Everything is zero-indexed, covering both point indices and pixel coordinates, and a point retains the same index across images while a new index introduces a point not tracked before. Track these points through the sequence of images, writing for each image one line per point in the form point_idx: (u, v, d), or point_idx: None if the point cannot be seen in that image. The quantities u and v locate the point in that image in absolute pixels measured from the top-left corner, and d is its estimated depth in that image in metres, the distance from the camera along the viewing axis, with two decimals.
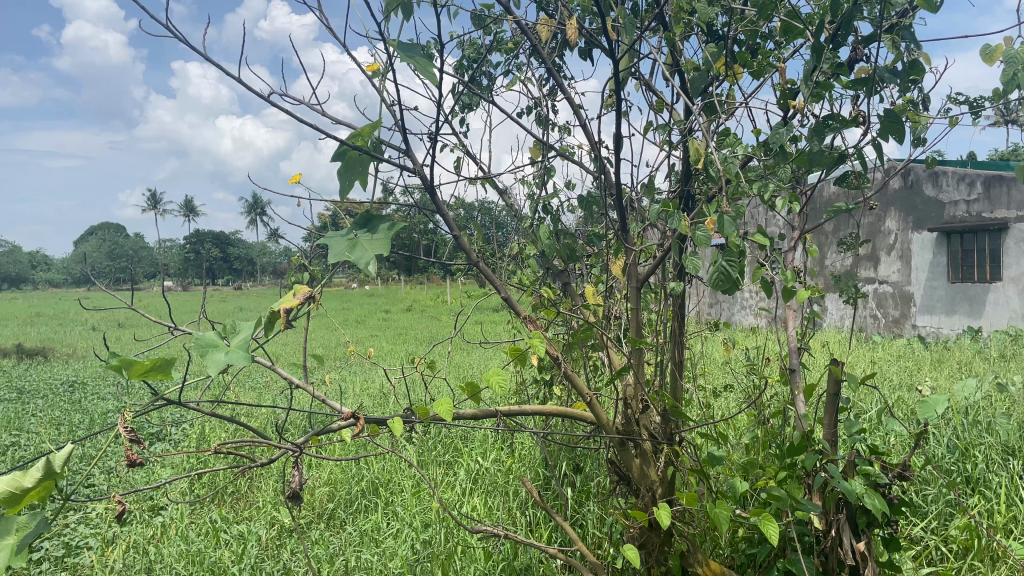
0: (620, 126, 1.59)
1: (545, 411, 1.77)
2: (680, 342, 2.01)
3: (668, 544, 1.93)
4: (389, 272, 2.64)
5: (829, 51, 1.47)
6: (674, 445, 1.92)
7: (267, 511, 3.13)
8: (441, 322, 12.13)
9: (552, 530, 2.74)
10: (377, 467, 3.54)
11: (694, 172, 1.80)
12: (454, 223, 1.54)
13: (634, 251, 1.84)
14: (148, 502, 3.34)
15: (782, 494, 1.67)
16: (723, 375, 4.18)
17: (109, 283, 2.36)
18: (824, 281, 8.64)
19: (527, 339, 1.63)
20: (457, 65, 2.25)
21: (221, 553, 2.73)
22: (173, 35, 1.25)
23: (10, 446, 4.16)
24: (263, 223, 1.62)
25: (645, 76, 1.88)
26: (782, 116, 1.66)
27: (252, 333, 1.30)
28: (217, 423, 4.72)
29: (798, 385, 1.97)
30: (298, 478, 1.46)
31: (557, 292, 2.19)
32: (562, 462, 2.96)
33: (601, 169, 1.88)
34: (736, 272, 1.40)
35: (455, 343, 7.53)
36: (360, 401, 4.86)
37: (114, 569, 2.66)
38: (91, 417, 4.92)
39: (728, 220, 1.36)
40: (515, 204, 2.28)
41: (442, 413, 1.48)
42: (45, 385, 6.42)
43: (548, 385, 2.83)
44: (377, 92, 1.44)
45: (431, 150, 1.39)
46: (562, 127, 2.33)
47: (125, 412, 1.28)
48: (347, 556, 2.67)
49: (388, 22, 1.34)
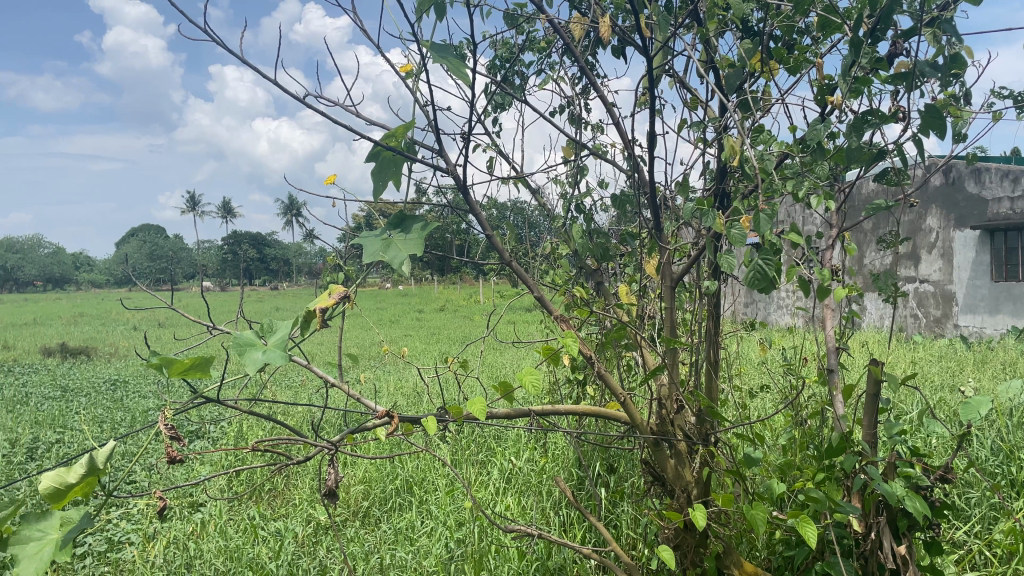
0: (653, 124, 1.58)
1: (579, 411, 1.76)
2: (715, 342, 1.99)
3: (704, 545, 1.92)
4: (422, 271, 2.66)
5: (868, 45, 1.44)
6: (710, 445, 1.90)
7: (304, 508, 3.18)
8: (473, 322, 12.20)
9: (586, 530, 2.73)
10: (411, 466, 3.56)
11: (729, 169, 1.78)
12: (487, 223, 1.53)
13: (668, 250, 1.82)
14: (188, 499, 3.40)
15: (820, 497, 1.65)
16: (758, 375, 4.15)
17: (150, 282, 2.39)
18: (863, 281, 8.48)
19: (560, 338, 1.63)
20: (489, 65, 2.25)
21: (259, 549, 2.75)
22: (211, 39, 1.34)
23: (55, 443, 4.26)
24: (299, 224, 1.64)
25: (678, 73, 1.86)
26: (819, 112, 1.63)
27: (289, 332, 1.31)
28: (254, 421, 4.79)
29: (836, 385, 1.93)
30: (333, 476, 1.47)
31: (591, 291, 2.18)
32: (596, 463, 2.95)
33: (634, 167, 1.87)
34: (773, 271, 1.37)
35: (488, 343, 7.57)
36: (394, 401, 4.90)
37: (156, 563, 2.72)
38: (132, 415, 5.02)
39: (764, 218, 1.34)
40: (548, 203, 2.28)
41: (476, 412, 1.47)
42: (90, 384, 6.56)
43: (581, 385, 2.82)
44: (410, 93, 1.45)
45: (463, 149, 1.39)
46: (596, 126, 2.31)
47: (166, 410, 1.30)
48: (382, 554, 2.68)
49: (421, 24, 1.35)
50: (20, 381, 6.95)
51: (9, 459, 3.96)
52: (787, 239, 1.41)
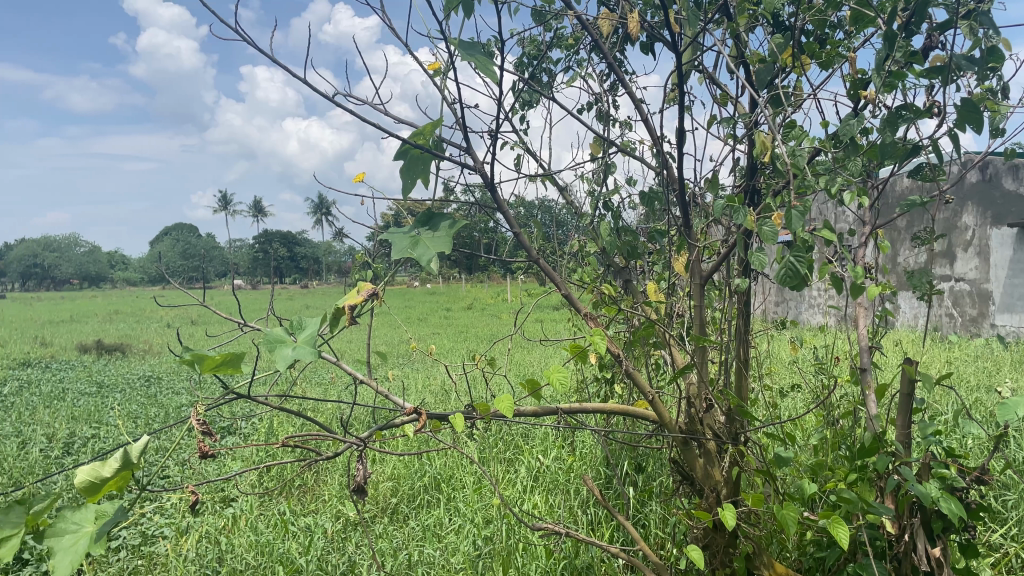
0: (682, 120, 1.56)
1: (607, 409, 1.75)
2: (745, 340, 1.96)
3: (733, 546, 1.90)
4: (450, 269, 2.67)
5: (903, 38, 1.41)
6: (739, 445, 1.88)
7: (333, 504, 3.21)
8: (501, 320, 12.22)
9: (613, 529, 2.73)
10: (439, 463, 3.57)
11: (759, 165, 1.76)
12: (515, 221, 1.53)
13: (697, 247, 1.80)
14: (220, 494, 3.45)
15: (852, 497, 1.62)
16: (790, 375, 4.10)
17: (181, 281, 2.42)
18: (897, 280, 8.34)
19: (588, 336, 1.62)
20: (517, 62, 2.24)
21: (290, 544, 2.78)
22: (242, 39, 1.31)
23: (90, 438, 4.34)
24: (329, 223, 1.65)
25: (708, 69, 1.85)
26: (852, 107, 1.61)
27: (318, 328, 1.32)
28: (284, 417, 4.84)
29: (869, 385, 1.90)
30: (361, 472, 1.48)
31: (619, 289, 2.17)
32: (624, 462, 2.93)
33: (663, 163, 1.85)
34: (806, 269, 1.35)
35: (516, 341, 7.58)
36: (422, 398, 4.92)
37: (188, 557, 2.76)
38: (166, 411, 5.10)
39: (796, 214, 1.33)
40: (576, 201, 2.27)
41: (504, 410, 1.47)
42: (124, 380, 6.68)
43: (609, 383, 2.81)
44: (438, 91, 1.46)
45: (491, 147, 1.39)
46: (624, 122, 2.30)
47: (198, 406, 1.31)
48: (411, 551, 2.69)
49: (449, 22, 1.35)
50: (57, 377, 7.11)
51: (46, 454, 4.05)
52: (819, 236, 1.39)
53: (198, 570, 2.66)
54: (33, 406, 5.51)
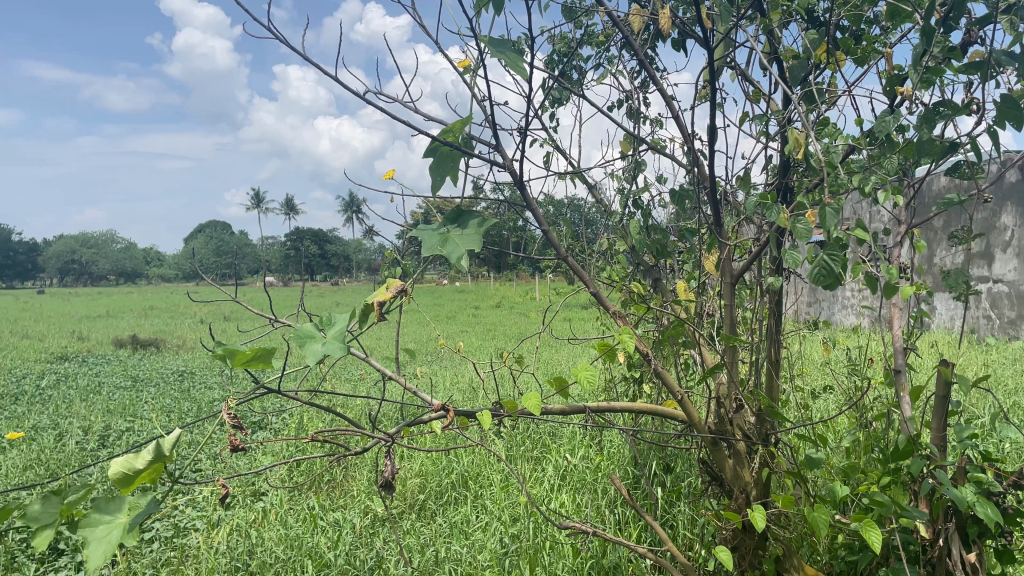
0: (714, 118, 1.54)
1: (635, 409, 1.74)
2: (776, 340, 1.94)
3: (763, 548, 1.88)
4: (478, 267, 2.67)
5: (940, 34, 1.38)
6: (770, 446, 1.86)
7: (362, 500, 3.23)
8: (529, 318, 12.21)
9: (641, 529, 2.71)
10: (467, 460, 3.58)
11: (792, 163, 1.74)
12: (543, 219, 1.52)
13: (728, 246, 1.78)
14: (251, 488, 3.49)
15: (885, 501, 1.59)
16: (822, 376, 4.04)
17: (216, 278, 2.44)
18: (933, 280, 8.18)
19: (617, 335, 1.61)
20: (548, 60, 2.23)
21: (318, 539, 2.81)
22: (273, 36, 1.32)
23: (125, 431, 4.42)
24: (359, 220, 1.66)
25: (740, 66, 1.82)
26: (888, 104, 1.58)
27: (348, 324, 1.33)
28: (315, 413, 4.89)
29: (903, 386, 1.87)
30: (389, 468, 1.48)
31: (648, 288, 2.16)
32: (652, 462, 2.92)
33: (694, 161, 1.83)
34: (840, 268, 1.33)
35: (544, 340, 7.57)
36: (450, 395, 4.94)
37: (219, 550, 2.80)
38: (199, 405, 5.17)
39: (830, 212, 1.30)
40: (606, 199, 2.25)
41: (531, 408, 1.47)
42: (159, 374, 6.78)
43: (638, 382, 2.80)
44: (468, 88, 1.46)
45: (521, 144, 1.38)
46: (654, 120, 2.28)
47: (229, 400, 1.33)
48: (438, 547, 2.70)
49: (479, 19, 1.35)
50: (95, 370, 7.26)
51: (82, 446, 4.13)
52: (853, 235, 1.37)
53: (229, 562, 2.70)
54: (70, 399, 5.62)
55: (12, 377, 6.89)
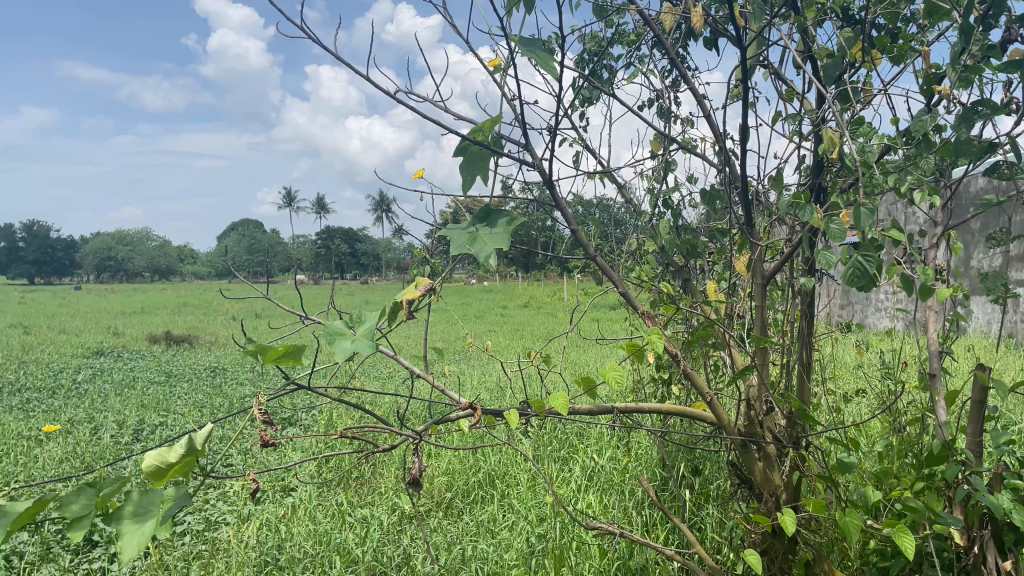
0: (746, 117, 1.53)
1: (663, 409, 1.72)
2: (808, 342, 1.91)
3: (793, 552, 1.86)
4: (507, 267, 2.67)
5: (979, 32, 1.36)
6: (801, 449, 1.83)
7: (389, 497, 3.25)
8: (557, 318, 12.18)
9: (668, 532, 2.70)
10: (494, 459, 3.59)
11: (826, 163, 1.71)
12: (573, 218, 1.52)
13: (760, 246, 1.76)
14: (280, 483, 3.54)
15: (919, 506, 1.56)
16: (855, 380, 3.98)
17: (247, 275, 2.46)
18: (970, 283, 8.01)
19: (646, 335, 1.60)
20: (578, 59, 2.22)
21: (346, 535, 2.83)
22: (306, 36, 1.32)
23: (158, 425, 4.49)
24: (389, 219, 1.67)
25: (773, 65, 1.80)
26: (925, 103, 1.55)
27: (377, 322, 1.33)
28: (343, 409, 4.93)
29: (939, 391, 1.83)
30: (417, 465, 1.49)
31: (678, 288, 2.14)
32: (680, 464, 2.90)
33: (726, 161, 1.81)
34: (874, 269, 1.31)
35: (572, 341, 7.55)
36: (478, 395, 4.95)
37: (249, 544, 2.83)
38: (230, 401, 5.24)
39: (865, 213, 1.28)
40: (635, 199, 2.24)
41: (558, 407, 1.46)
42: (191, 370, 6.88)
43: (666, 384, 2.77)
44: (498, 87, 1.46)
45: (551, 143, 1.37)
46: (685, 120, 2.26)
47: (259, 396, 1.33)
48: (464, 546, 2.71)
49: (510, 18, 1.35)
50: (130, 365, 7.39)
51: (117, 440, 4.20)
52: (889, 236, 1.35)
53: (258, 557, 2.73)
54: (105, 393, 5.73)
55: (50, 370, 7.05)
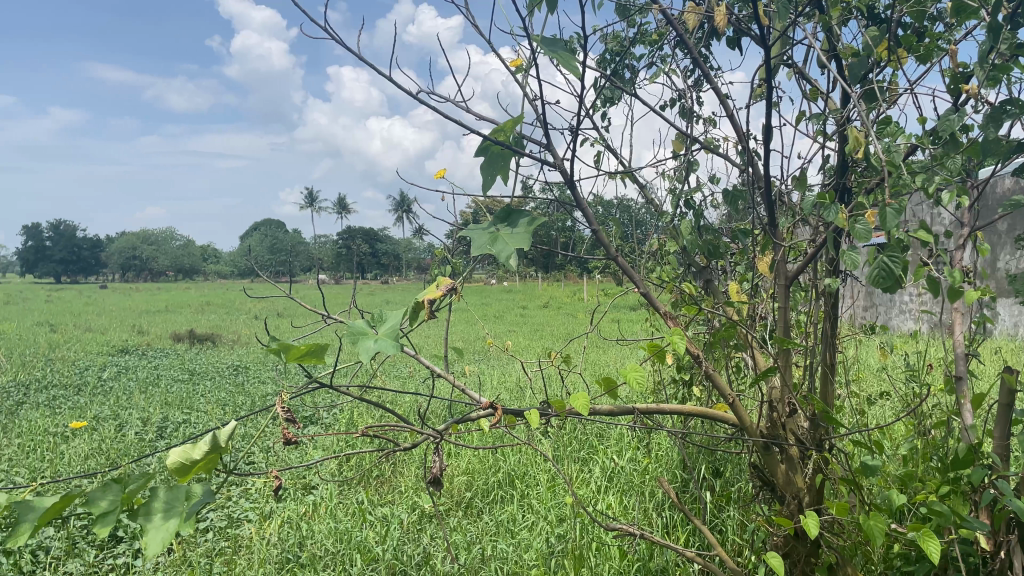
0: (770, 117, 1.51)
1: (685, 411, 1.71)
2: (832, 344, 1.90)
3: (816, 555, 1.85)
4: (527, 266, 2.67)
5: (1008, 30, 1.34)
6: (824, 452, 1.82)
7: (409, 496, 3.26)
8: (576, 319, 12.17)
9: (689, 534, 2.69)
10: (514, 459, 3.59)
11: (851, 163, 1.70)
12: (594, 218, 1.51)
13: (783, 247, 1.75)
14: (302, 481, 3.56)
15: (944, 511, 1.54)
16: (878, 383, 3.95)
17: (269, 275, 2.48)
18: (997, 285, 7.90)
19: (667, 335, 1.59)
20: (599, 59, 2.21)
21: (367, 533, 2.84)
22: (329, 37, 1.30)
23: (182, 423, 4.54)
24: (409, 219, 1.68)
25: (797, 64, 1.79)
26: (952, 102, 1.53)
27: (399, 322, 1.34)
28: (363, 408, 4.96)
29: (964, 394, 1.81)
30: (438, 464, 1.48)
31: (699, 289, 2.13)
32: (700, 465, 2.89)
33: (749, 161, 1.80)
34: (901, 270, 1.29)
35: (593, 341, 7.54)
36: (498, 395, 4.96)
37: (271, 541, 2.85)
38: (252, 399, 5.28)
39: (891, 213, 1.27)
40: (657, 199, 2.23)
41: (579, 407, 1.45)
42: (214, 368, 6.95)
43: (687, 385, 2.76)
44: (519, 87, 1.46)
45: (572, 143, 1.37)
46: (708, 119, 2.25)
47: (282, 394, 1.34)
48: (484, 545, 2.71)
49: (533, 19, 1.35)
50: (154, 364, 7.49)
51: (141, 437, 4.25)
52: (916, 237, 1.33)
53: (280, 554, 2.75)
54: (129, 391, 5.80)
55: (76, 368, 7.15)
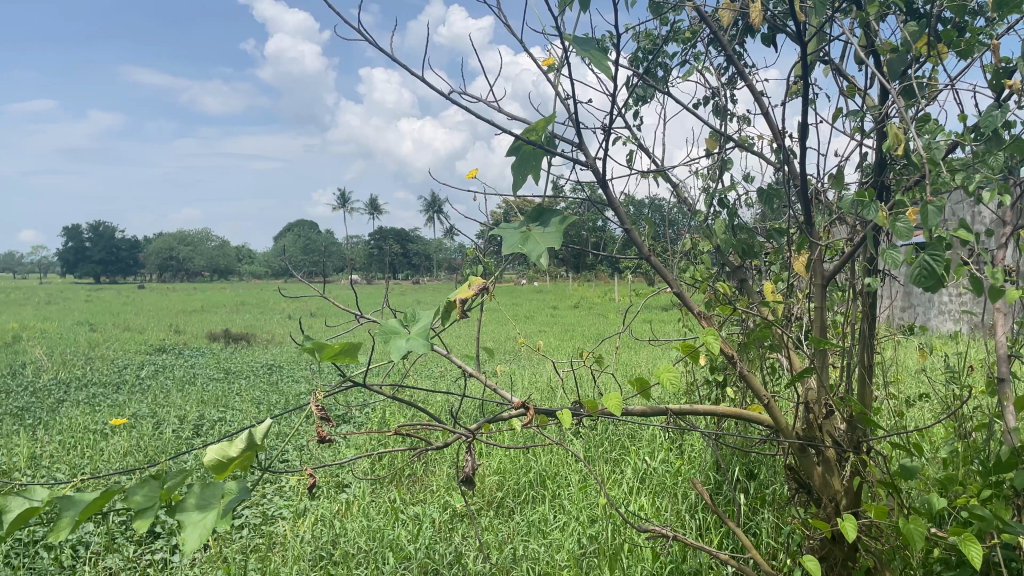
0: (806, 114, 1.49)
1: (719, 412, 1.69)
2: (869, 344, 1.86)
3: (853, 559, 1.82)
4: (559, 265, 2.66)
5: None
6: (862, 454, 1.79)
7: (441, 495, 3.27)
8: (607, 319, 12.13)
9: (723, 536, 2.66)
10: (545, 459, 3.59)
11: (889, 161, 1.67)
12: (626, 217, 1.50)
13: (820, 246, 1.72)
14: (335, 479, 3.60)
15: (986, 515, 1.51)
16: (917, 385, 3.88)
17: (303, 275, 2.49)
18: None
19: (701, 335, 1.57)
20: (632, 57, 2.20)
21: (399, 531, 2.85)
22: (363, 39, 1.32)
23: (218, 420, 4.61)
24: (441, 218, 1.68)
25: (834, 61, 1.76)
26: (994, 98, 1.50)
27: (431, 321, 1.34)
28: (395, 407, 4.99)
29: (1008, 396, 1.77)
30: (469, 463, 1.47)
31: (734, 289, 2.11)
32: (735, 467, 2.86)
33: (784, 159, 1.77)
34: (942, 269, 1.26)
35: (624, 342, 7.50)
36: (529, 394, 4.96)
37: (304, 538, 2.88)
38: (286, 398, 5.34)
39: (932, 211, 1.24)
40: (690, 198, 2.21)
41: (612, 408, 1.44)
42: (249, 367, 7.05)
43: (720, 386, 2.74)
44: (552, 86, 1.45)
45: (605, 142, 1.36)
46: (742, 117, 2.23)
47: (316, 392, 1.34)
48: (516, 545, 2.71)
49: (565, 17, 1.34)
50: (191, 363, 7.62)
51: (178, 434, 4.32)
52: (958, 235, 1.30)
53: (314, 551, 2.77)
54: (168, 389, 5.91)
55: (115, 366, 7.29)
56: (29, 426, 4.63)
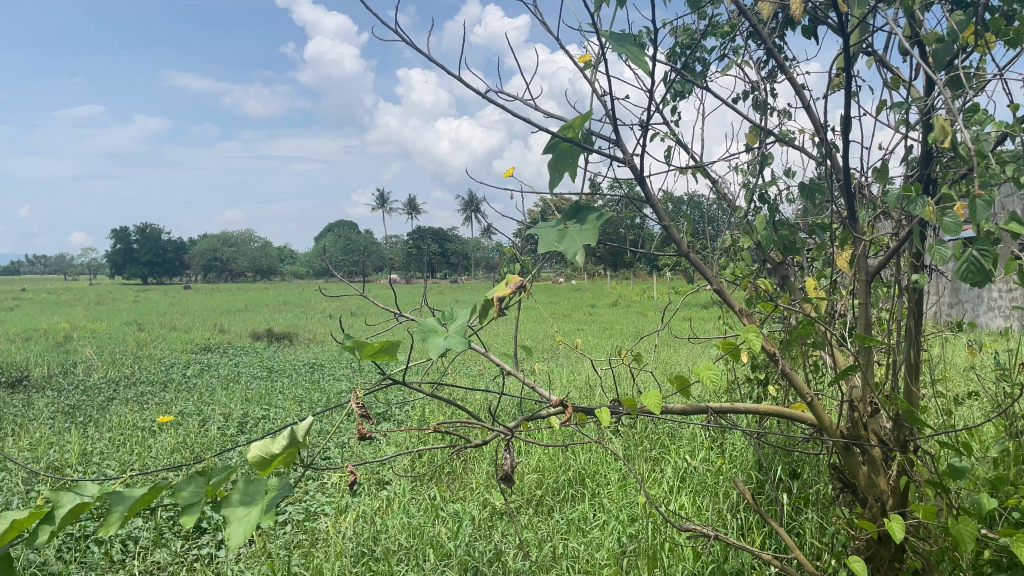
0: (848, 106, 1.46)
1: (760, 410, 1.66)
2: (916, 341, 1.82)
3: (900, 560, 1.78)
4: (596, 263, 2.65)
5: None
6: (909, 453, 1.74)
7: (480, 493, 3.28)
8: (646, 317, 12.06)
9: (765, 536, 2.63)
10: (584, 457, 3.58)
11: (935, 153, 1.63)
12: (664, 214, 1.49)
13: (863, 241, 1.68)
14: (376, 477, 3.64)
15: None
16: (965, 383, 3.78)
17: (342, 275, 2.52)
18: None
19: (742, 333, 1.55)
20: (670, 53, 2.19)
21: (439, 529, 2.87)
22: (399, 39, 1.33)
23: (261, 418, 4.68)
24: (478, 218, 1.68)
25: (877, 52, 1.72)
26: None
27: (468, 319, 1.34)
28: (435, 405, 5.03)
29: None
30: (508, 461, 1.47)
31: (775, 286, 2.08)
32: (777, 466, 2.82)
33: (826, 153, 1.74)
34: (991, 264, 1.23)
35: (664, 339, 7.45)
36: (569, 393, 4.96)
37: (346, 535, 2.92)
38: (328, 396, 5.41)
39: (980, 205, 1.20)
40: (729, 194, 2.18)
41: (651, 406, 1.43)
42: (291, 365, 7.16)
43: (761, 384, 2.71)
44: (588, 83, 1.44)
45: (642, 139, 1.35)
46: (782, 111, 2.20)
47: (356, 391, 1.35)
48: (556, 543, 2.71)
49: (602, 13, 1.33)
50: (234, 361, 7.76)
51: (223, 432, 4.39)
52: (1007, 228, 1.26)
53: (356, 547, 2.80)
54: (213, 387, 6.01)
55: (162, 365, 7.44)
56: (80, 423, 4.75)
